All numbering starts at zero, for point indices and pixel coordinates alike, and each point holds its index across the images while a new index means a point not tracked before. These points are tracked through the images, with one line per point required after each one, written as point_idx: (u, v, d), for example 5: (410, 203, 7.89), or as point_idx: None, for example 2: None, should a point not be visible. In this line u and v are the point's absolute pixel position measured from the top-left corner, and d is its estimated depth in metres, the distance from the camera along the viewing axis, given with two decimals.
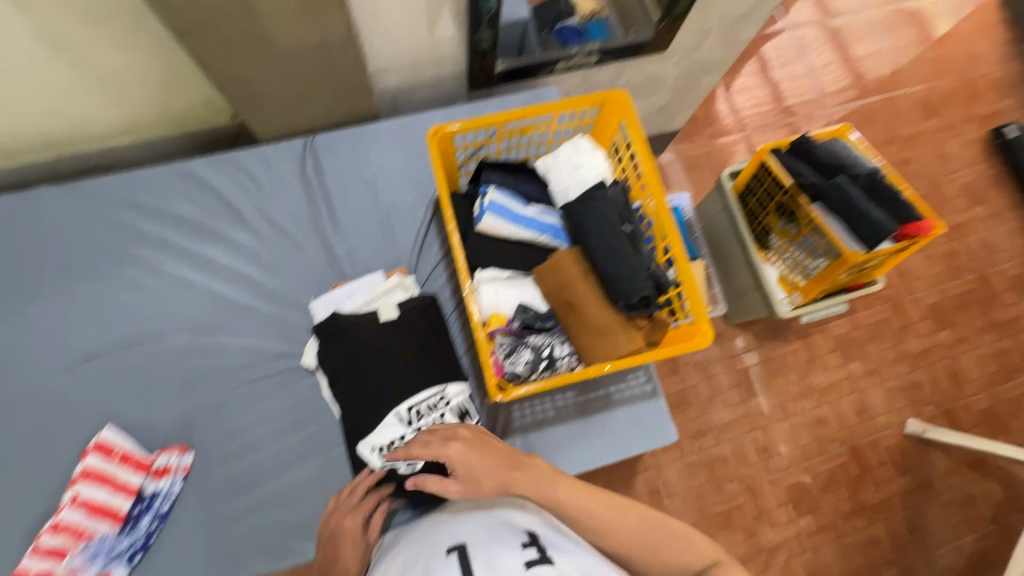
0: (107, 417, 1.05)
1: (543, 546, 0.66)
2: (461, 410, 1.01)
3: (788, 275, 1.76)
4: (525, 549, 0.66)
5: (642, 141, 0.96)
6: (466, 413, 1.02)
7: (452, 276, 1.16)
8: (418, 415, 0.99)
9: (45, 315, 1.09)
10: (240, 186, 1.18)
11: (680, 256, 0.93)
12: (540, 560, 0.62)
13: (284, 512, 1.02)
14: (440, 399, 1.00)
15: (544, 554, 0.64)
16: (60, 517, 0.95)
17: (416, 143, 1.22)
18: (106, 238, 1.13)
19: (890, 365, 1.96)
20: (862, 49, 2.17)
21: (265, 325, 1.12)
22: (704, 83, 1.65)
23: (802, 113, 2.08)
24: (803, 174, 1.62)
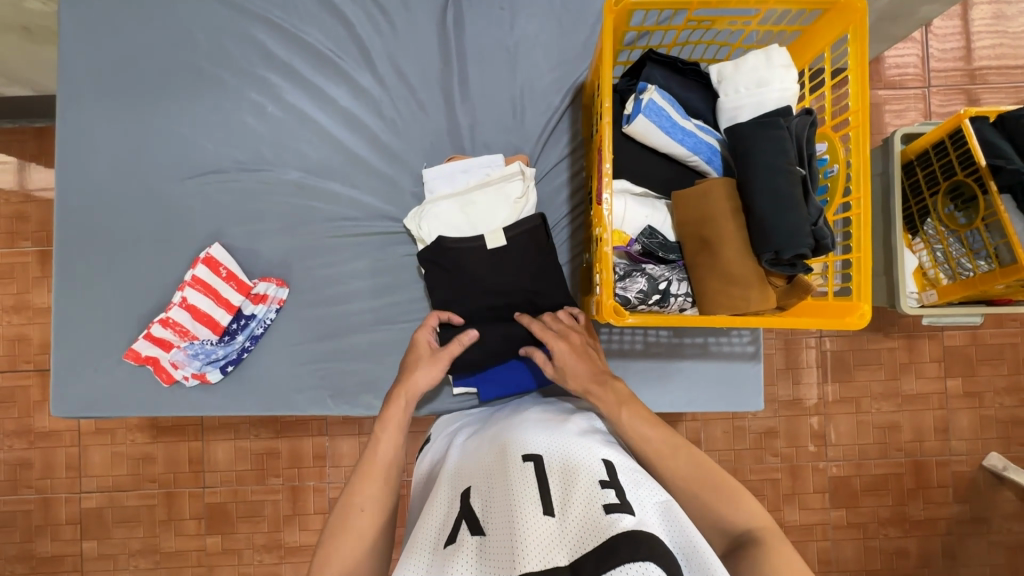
0: (215, 234, 1.08)
1: (623, 493, 0.63)
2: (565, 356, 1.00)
3: (929, 268, 1.53)
4: (602, 490, 0.63)
5: (862, 67, 0.78)
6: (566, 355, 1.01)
7: (574, 177, 1.06)
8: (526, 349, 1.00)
9: (172, 119, 1.09)
10: (374, 24, 1.07)
11: (863, 220, 0.78)
12: (620, 506, 0.60)
13: (359, 364, 1.06)
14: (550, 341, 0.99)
15: (624, 501, 0.61)
16: (170, 314, 1.04)
17: (571, 14, 1.06)
18: (236, 52, 1.09)
19: (995, 393, 1.75)
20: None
21: (374, 182, 1.08)
22: (919, 14, 1.31)
23: (1016, 79, 1.67)
24: (1006, 156, 1.32)
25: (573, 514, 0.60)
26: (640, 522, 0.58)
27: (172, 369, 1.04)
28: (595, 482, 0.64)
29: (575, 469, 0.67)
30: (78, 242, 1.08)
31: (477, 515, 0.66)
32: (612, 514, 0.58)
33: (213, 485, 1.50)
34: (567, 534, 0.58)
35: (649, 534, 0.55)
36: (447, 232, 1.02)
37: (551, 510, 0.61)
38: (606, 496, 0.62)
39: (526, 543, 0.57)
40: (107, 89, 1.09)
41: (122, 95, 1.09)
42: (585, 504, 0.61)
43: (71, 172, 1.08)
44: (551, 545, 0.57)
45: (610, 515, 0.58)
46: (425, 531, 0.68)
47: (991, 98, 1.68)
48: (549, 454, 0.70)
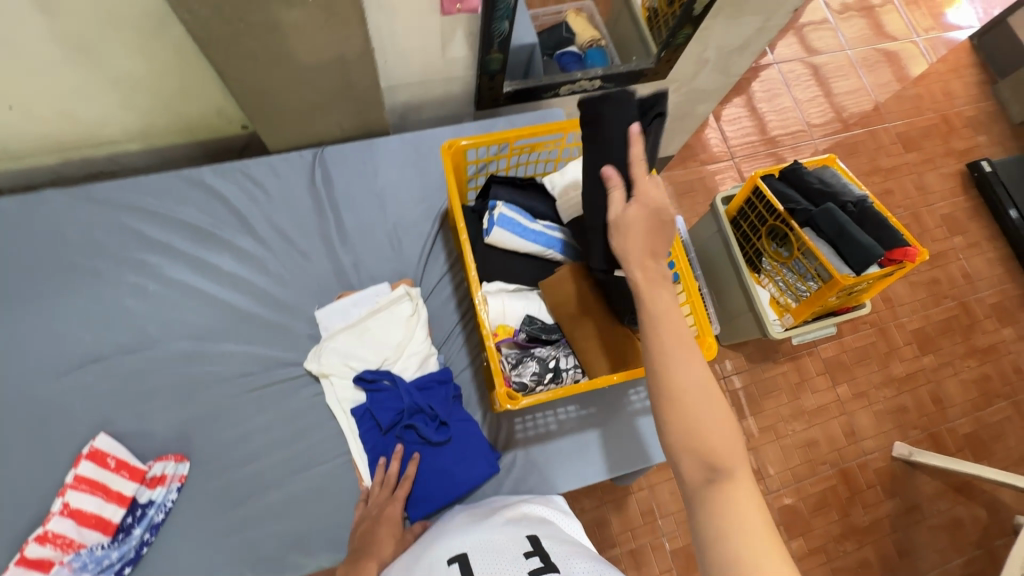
0: (100, 424, 1.03)
1: (548, 555, 0.68)
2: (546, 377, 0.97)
3: (779, 297, 1.80)
4: (530, 560, 0.67)
5: (648, 161, 1.00)
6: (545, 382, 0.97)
7: (457, 288, 1.18)
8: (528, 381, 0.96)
9: (44, 318, 1.07)
10: (248, 194, 1.18)
11: (685, 273, 0.96)
12: (546, 567, 0.65)
13: (279, 523, 1.00)
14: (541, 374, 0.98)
15: (550, 563, 0.66)
16: (48, 527, 0.92)
17: (424, 158, 1.25)
18: (110, 243, 1.13)
19: (877, 387, 2.00)
20: (842, 86, 2.28)
21: (268, 333, 1.12)
22: (699, 112, 1.73)
23: (790, 143, 2.17)
24: (794, 200, 1.68)
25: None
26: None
27: None
28: (520, 555, 0.68)
29: (498, 550, 0.70)
30: None
31: None
32: None
33: None
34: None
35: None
36: (349, 360, 1.07)
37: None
38: (532, 563, 0.66)
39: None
40: None
41: None
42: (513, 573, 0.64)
43: None
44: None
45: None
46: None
47: (779, 159, 2.14)
48: (472, 544, 0.72)
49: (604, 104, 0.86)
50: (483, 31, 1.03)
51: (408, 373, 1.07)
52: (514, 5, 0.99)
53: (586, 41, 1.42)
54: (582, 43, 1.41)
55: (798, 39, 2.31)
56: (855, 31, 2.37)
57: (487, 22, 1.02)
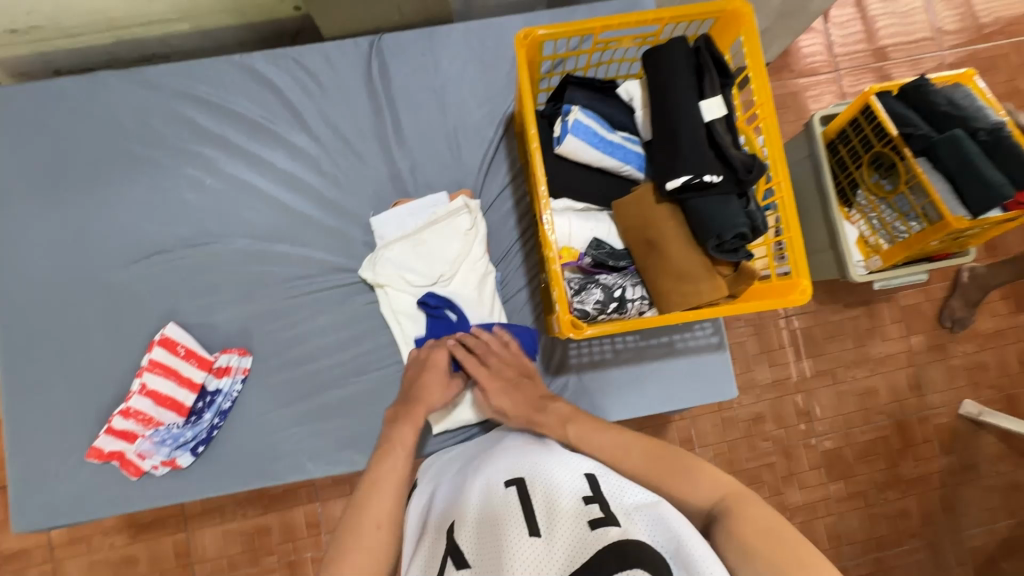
0: (168, 313, 1.06)
1: (608, 504, 0.64)
2: (606, 310, 0.91)
3: (870, 236, 1.61)
4: (589, 506, 0.63)
5: (758, 63, 0.84)
6: (603, 312, 0.90)
7: (518, 202, 1.10)
8: (593, 313, 0.90)
9: (107, 205, 1.08)
10: (301, 85, 1.10)
11: (787, 200, 0.82)
12: (605, 519, 0.61)
13: (335, 421, 1.04)
14: (606, 311, 0.91)
15: (609, 513, 0.62)
16: (130, 403, 1.00)
17: (490, 51, 1.11)
18: (166, 132, 1.09)
19: (957, 341, 1.83)
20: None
21: (325, 236, 1.09)
22: (812, 8, 1.41)
23: (912, 52, 1.82)
24: (912, 123, 1.43)
25: (559, 533, 0.60)
26: (627, 532, 0.59)
27: (139, 460, 1.00)
28: (579, 498, 0.64)
29: (557, 485, 0.67)
30: (23, 344, 1.04)
31: (463, 548, 0.63)
32: (597, 529, 0.59)
33: None
34: (556, 557, 0.58)
35: (633, 546, 0.57)
36: (403, 272, 1.04)
37: (537, 533, 0.61)
38: (591, 512, 0.62)
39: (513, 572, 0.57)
40: (37, 187, 1.07)
41: (53, 190, 1.08)
42: (570, 522, 0.61)
43: (12, 272, 1.06)
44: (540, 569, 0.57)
45: (597, 530, 0.59)
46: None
47: (894, 72, 1.81)
48: (531, 473, 0.70)
49: (678, 42, 0.86)
50: None
51: (464, 291, 1.03)
52: None
53: None
54: None
55: None
56: None
57: None
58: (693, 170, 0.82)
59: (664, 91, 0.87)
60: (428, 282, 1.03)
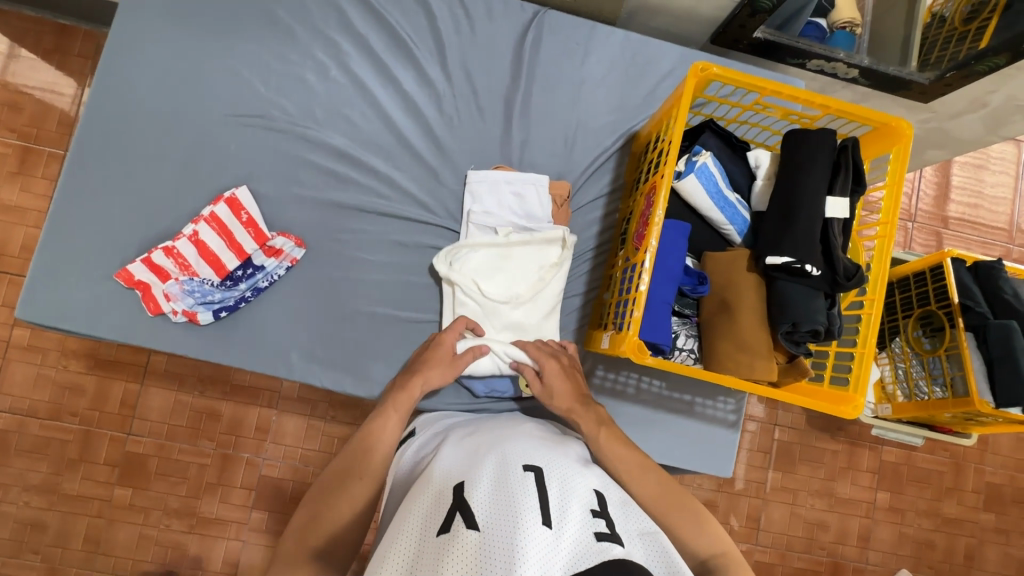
0: (242, 176, 1.06)
1: (613, 524, 0.66)
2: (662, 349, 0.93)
3: (889, 383, 1.65)
4: (596, 518, 0.65)
5: (897, 184, 0.86)
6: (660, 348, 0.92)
7: (607, 216, 1.11)
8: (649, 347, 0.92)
9: (230, 53, 1.07)
10: (455, 21, 1.11)
11: (873, 321, 0.84)
12: (610, 536, 0.62)
13: (353, 341, 1.04)
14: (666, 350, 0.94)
15: (614, 532, 0.64)
16: (177, 244, 1.01)
17: (640, 67, 1.13)
18: (314, 10, 1.09)
19: (917, 513, 1.84)
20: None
21: (418, 168, 1.09)
22: (926, 155, 1.55)
23: (989, 235, 1.85)
24: (971, 297, 1.44)
25: (568, 531, 0.61)
26: (628, 555, 0.61)
27: (162, 300, 0.99)
28: (588, 510, 0.65)
29: (571, 488, 0.68)
30: (92, 146, 1.02)
31: (474, 508, 0.63)
32: (603, 543, 0.61)
33: (139, 434, 1.53)
34: (562, 550, 0.59)
35: (635, 567, 0.58)
36: (479, 279, 1.02)
37: (549, 523, 0.61)
38: (597, 524, 0.64)
39: (524, 553, 0.57)
40: (170, 6, 1.06)
41: (185, 17, 1.07)
42: (577, 527, 0.62)
43: (111, 74, 1.04)
44: (547, 559, 0.58)
45: (603, 544, 0.61)
46: (406, 532, 0.63)
47: (967, 245, 1.84)
48: (549, 467, 0.70)
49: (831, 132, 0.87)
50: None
51: (530, 320, 1.02)
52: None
53: (839, 20, 1.22)
54: (834, 20, 1.22)
55: None
56: None
57: None
58: (800, 256, 0.83)
59: (796, 172, 0.87)
60: (501, 297, 1.01)
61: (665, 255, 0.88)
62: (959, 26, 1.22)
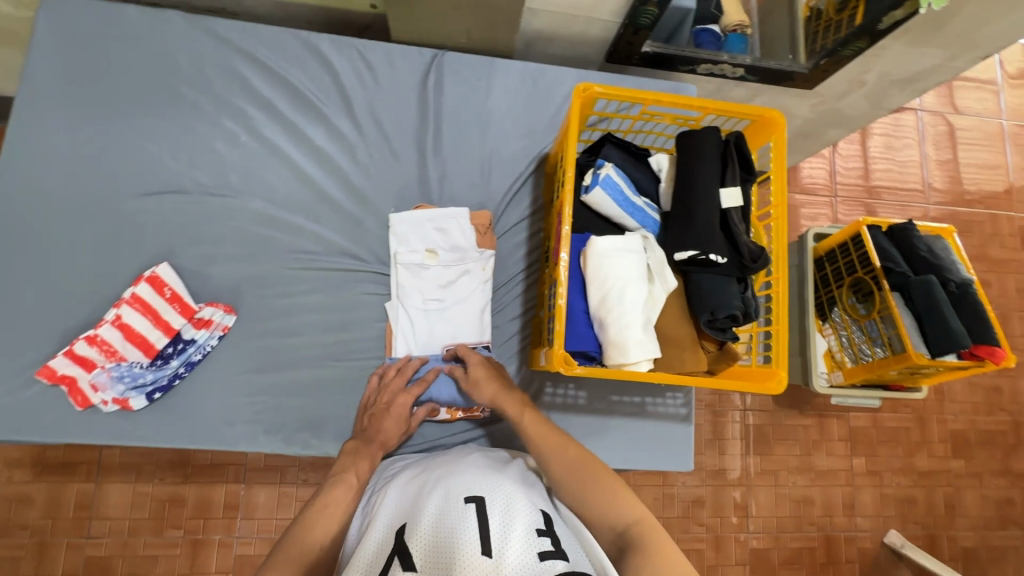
0: (163, 253, 1.05)
1: (559, 541, 0.66)
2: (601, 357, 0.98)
3: (837, 352, 1.71)
4: (541, 538, 0.66)
5: (782, 169, 0.92)
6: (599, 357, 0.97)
7: (531, 237, 1.14)
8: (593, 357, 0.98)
9: (136, 136, 1.08)
10: (358, 74, 1.14)
11: (782, 297, 0.90)
12: (555, 553, 0.64)
13: (299, 401, 1.03)
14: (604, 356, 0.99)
15: (559, 549, 0.65)
16: (98, 331, 0.98)
17: (540, 93, 1.18)
18: (217, 82, 1.11)
19: (893, 473, 1.90)
20: (975, 158, 2.04)
21: (343, 220, 1.11)
22: (827, 136, 1.66)
23: (903, 198, 1.97)
24: (893, 260, 1.52)
25: (509, 556, 0.62)
26: (573, 568, 0.62)
27: (90, 391, 0.96)
28: (532, 529, 0.66)
29: (514, 510, 0.68)
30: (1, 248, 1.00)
31: (414, 550, 0.64)
32: (546, 561, 0.62)
33: (98, 536, 1.44)
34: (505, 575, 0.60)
35: None
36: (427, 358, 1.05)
37: (490, 551, 0.62)
38: (542, 544, 0.65)
39: None
40: (69, 99, 1.07)
41: (86, 106, 1.07)
42: (520, 550, 0.63)
43: (12, 173, 1.03)
44: None
45: (545, 563, 0.62)
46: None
47: (885, 210, 1.95)
48: (492, 495, 0.70)
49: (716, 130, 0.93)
50: (631, 10, 1.11)
51: None
52: (656, 15, 1.12)
53: (730, 24, 1.32)
54: (725, 25, 1.33)
55: (948, 91, 2.07)
56: (1018, 102, 2.10)
57: (636, 5, 1.09)
58: (707, 247, 0.88)
59: (688, 172, 0.93)
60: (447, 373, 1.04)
61: (583, 268, 0.92)
62: (834, 15, 1.28)
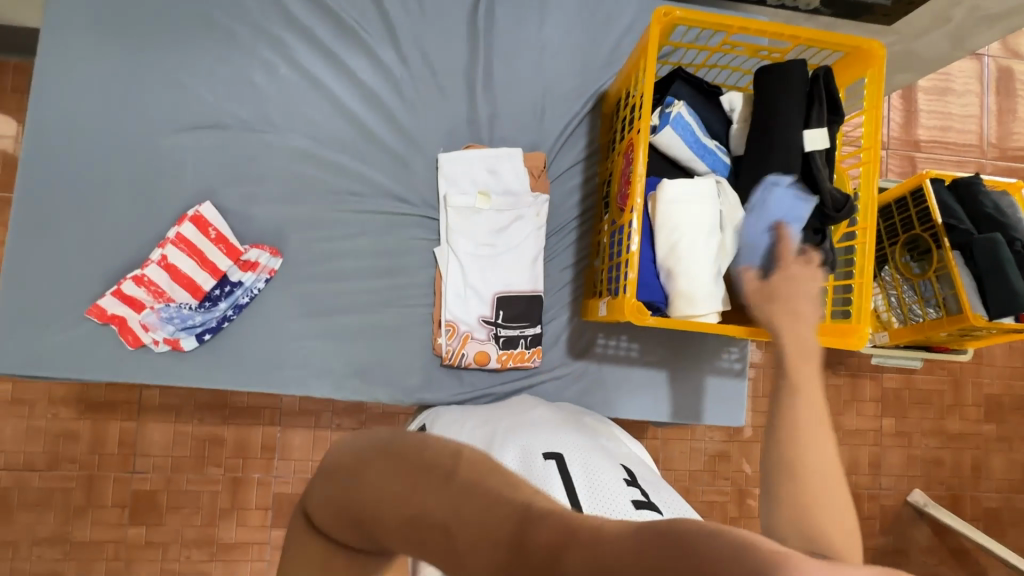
0: (204, 192, 1.01)
1: (647, 493, 0.65)
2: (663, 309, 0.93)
3: (884, 312, 1.65)
4: (629, 489, 0.65)
5: (875, 109, 0.84)
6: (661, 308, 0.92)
7: (586, 183, 1.08)
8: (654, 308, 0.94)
9: (170, 64, 1.01)
10: (403, 0, 1.05)
11: (866, 248, 0.84)
12: (648, 503, 0.62)
13: (344, 346, 1.01)
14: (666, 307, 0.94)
15: (650, 500, 0.64)
16: (145, 272, 0.96)
17: (600, 24, 1.09)
18: (254, 7, 1.03)
19: (923, 434, 1.88)
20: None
21: (388, 161, 1.05)
22: (893, 81, 1.53)
23: (963, 153, 1.85)
24: (956, 216, 1.44)
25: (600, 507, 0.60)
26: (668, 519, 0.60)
27: (141, 331, 0.95)
28: (619, 479, 0.65)
29: (597, 466, 0.67)
30: (39, 182, 0.96)
31: None
32: (641, 510, 0.60)
33: (144, 471, 1.49)
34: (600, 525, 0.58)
35: None
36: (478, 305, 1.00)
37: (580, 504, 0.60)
38: (632, 493, 0.63)
39: None
40: (98, 23, 1.00)
41: (117, 30, 1.00)
42: (612, 500, 0.61)
43: (44, 103, 0.98)
44: None
45: (641, 511, 0.60)
46: None
47: (943, 166, 1.84)
48: (569, 450, 0.69)
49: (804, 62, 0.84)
50: None
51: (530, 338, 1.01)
52: None
53: None
54: None
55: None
56: None
57: None
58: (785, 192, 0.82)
59: (769, 109, 0.85)
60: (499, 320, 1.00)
61: (651, 215, 0.87)
62: None
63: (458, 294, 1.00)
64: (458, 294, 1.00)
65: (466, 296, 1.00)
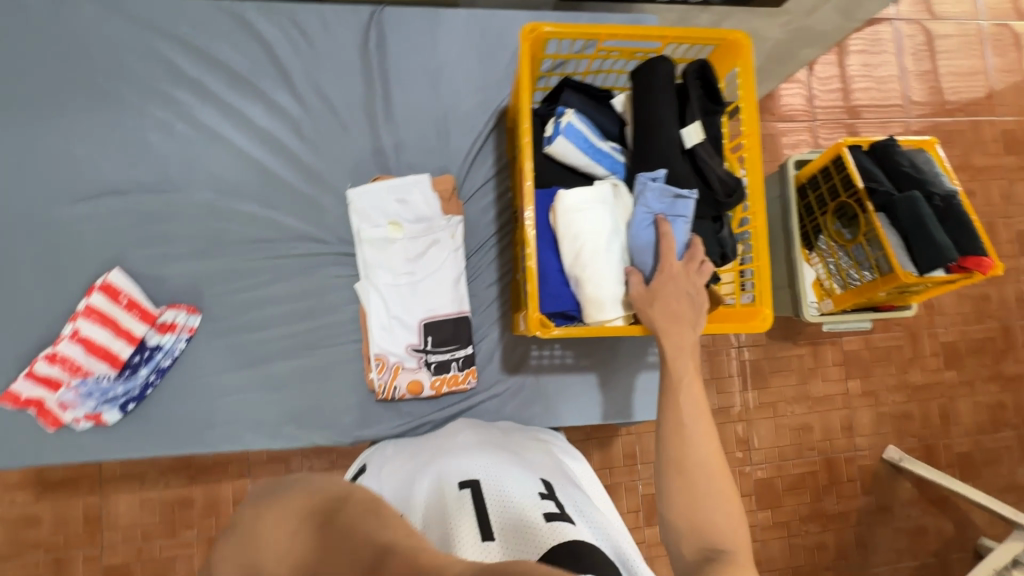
0: (113, 260, 0.99)
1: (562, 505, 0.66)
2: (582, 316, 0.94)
3: (825, 280, 1.69)
4: (544, 502, 0.65)
5: (751, 95, 0.87)
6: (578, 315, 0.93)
7: (499, 198, 1.09)
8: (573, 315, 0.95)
9: (62, 136, 1.00)
10: (292, 43, 1.05)
11: (760, 232, 0.87)
12: (560, 515, 0.63)
13: (278, 394, 1.00)
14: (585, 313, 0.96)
15: (563, 511, 0.64)
16: (58, 348, 0.93)
17: (492, 42, 1.10)
18: (141, 69, 1.02)
19: (888, 391, 1.92)
20: (954, 64, 1.96)
21: (299, 203, 1.05)
22: (800, 57, 1.55)
23: (883, 114, 1.91)
24: (875, 179, 1.49)
25: (509, 533, 0.60)
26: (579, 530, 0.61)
27: (60, 411, 0.93)
28: (534, 495, 0.66)
29: (510, 487, 0.67)
30: None
31: None
32: (552, 522, 0.61)
33: (112, 546, 1.44)
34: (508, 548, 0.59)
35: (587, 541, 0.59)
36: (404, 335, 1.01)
37: (489, 534, 0.60)
38: (546, 506, 0.64)
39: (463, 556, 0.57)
40: None
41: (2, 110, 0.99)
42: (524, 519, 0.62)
43: None
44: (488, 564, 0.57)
45: (552, 524, 0.61)
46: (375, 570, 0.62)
47: (865, 129, 1.89)
48: (485, 475, 0.69)
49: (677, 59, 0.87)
50: None
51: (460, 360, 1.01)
52: None
53: None
54: None
55: None
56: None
57: None
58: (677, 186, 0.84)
59: (651, 109, 0.87)
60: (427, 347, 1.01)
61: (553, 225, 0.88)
62: None
63: (382, 327, 1.01)
64: (383, 326, 1.01)
65: (391, 327, 1.01)
